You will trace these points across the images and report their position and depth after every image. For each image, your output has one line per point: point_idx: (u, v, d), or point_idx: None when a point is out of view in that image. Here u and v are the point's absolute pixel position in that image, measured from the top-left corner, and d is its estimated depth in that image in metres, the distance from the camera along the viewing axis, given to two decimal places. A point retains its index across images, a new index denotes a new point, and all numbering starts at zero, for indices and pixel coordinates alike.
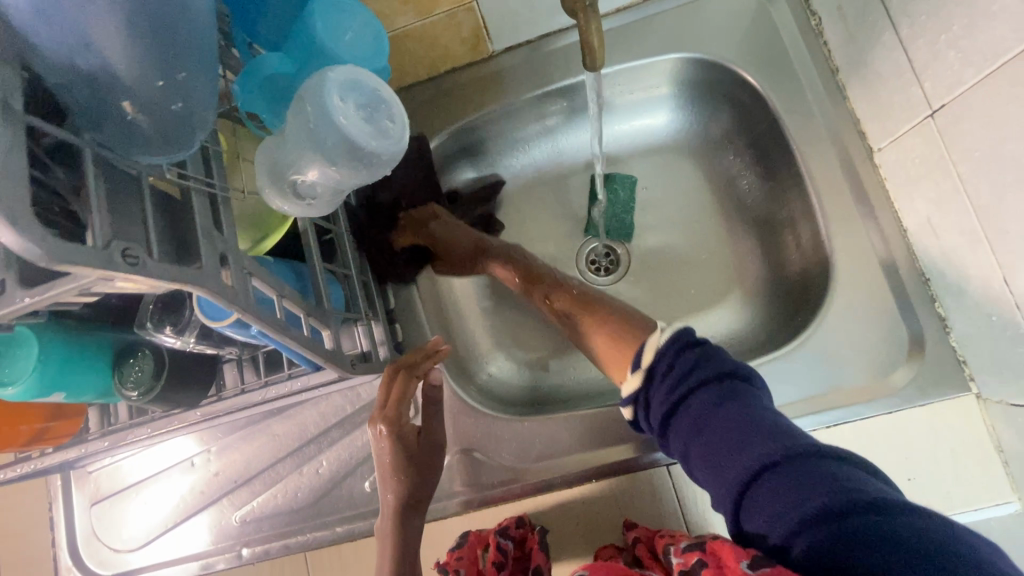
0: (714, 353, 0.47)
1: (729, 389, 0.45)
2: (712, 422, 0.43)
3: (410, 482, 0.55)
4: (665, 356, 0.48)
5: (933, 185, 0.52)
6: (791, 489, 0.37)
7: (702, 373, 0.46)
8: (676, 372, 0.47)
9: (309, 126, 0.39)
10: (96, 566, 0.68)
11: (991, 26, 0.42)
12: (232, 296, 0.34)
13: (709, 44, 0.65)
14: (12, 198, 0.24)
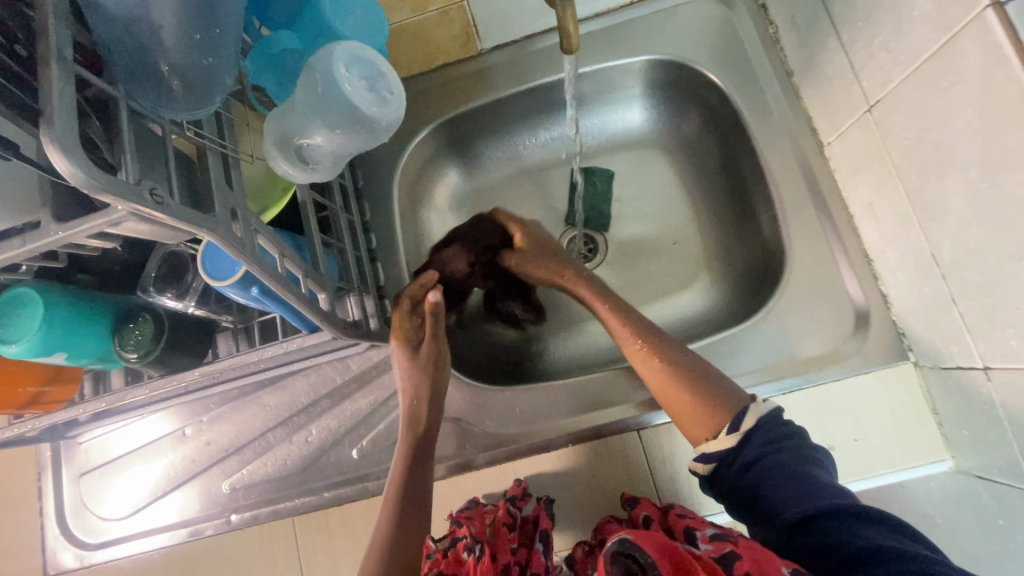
0: (789, 423, 0.53)
1: (793, 449, 0.51)
2: (787, 477, 0.49)
3: (424, 410, 0.63)
4: (760, 427, 0.52)
5: (873, 172, 0.58)
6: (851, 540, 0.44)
7: (778, 435, 0.52)
8: (760, 434, 0.52)
9: (317, 93, 0.42)
10: (84, 534, 0.72)
11: (914, 28, 0.47)
12: (242, 246, 0.41)
13: (679, 48, 0.72)
14: (67, 131, 0.29)
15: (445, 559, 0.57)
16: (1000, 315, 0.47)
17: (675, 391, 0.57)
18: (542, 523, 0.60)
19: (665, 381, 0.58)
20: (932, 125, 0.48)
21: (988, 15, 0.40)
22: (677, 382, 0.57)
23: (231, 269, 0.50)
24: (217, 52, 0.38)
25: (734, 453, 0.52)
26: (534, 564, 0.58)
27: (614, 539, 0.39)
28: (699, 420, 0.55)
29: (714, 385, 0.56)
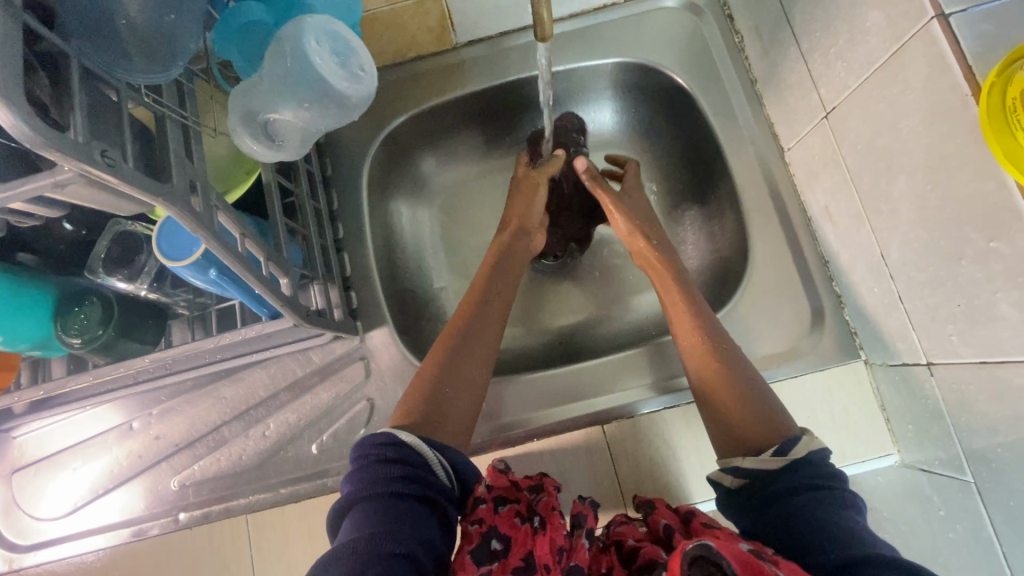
0: (836, 470, 0.48)
1: (838, 498, 0.46)
2: (813, 523, 0.44)
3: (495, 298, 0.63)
4: (810, 464, 0.47)
5: (829, 176, 0.61)
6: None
7: (817, 474, 0.47)
8: (802, 468, 0.47)
9: (285, 66, 0.42)
10: (14, 536, 0.67)
11: (866, 38, 0.50)
12: (198, 219, 0.39)
13: (649, 52, 0.74)
14: (11, 81, 0.27)
15: (500, 514, 0.48)
16: (942, 312, 0.49)
17: (729, 400, 0.54)
18: (586, 520, 0.54)
19: (722, 387, 0.55)
20: (882, 130, 0.51)
21: (933, 25, 0.43)
22: (733, 392, 0.54)
23: (189, 250, 0.49)
24: (180, 12, 0.38)
25: (771, 477, 0.47)
26: (579, 558, 0.49)
27: (695, 544, 0.38)
28: (744, 434, 0.51)
29: (773, 407, 0.53)
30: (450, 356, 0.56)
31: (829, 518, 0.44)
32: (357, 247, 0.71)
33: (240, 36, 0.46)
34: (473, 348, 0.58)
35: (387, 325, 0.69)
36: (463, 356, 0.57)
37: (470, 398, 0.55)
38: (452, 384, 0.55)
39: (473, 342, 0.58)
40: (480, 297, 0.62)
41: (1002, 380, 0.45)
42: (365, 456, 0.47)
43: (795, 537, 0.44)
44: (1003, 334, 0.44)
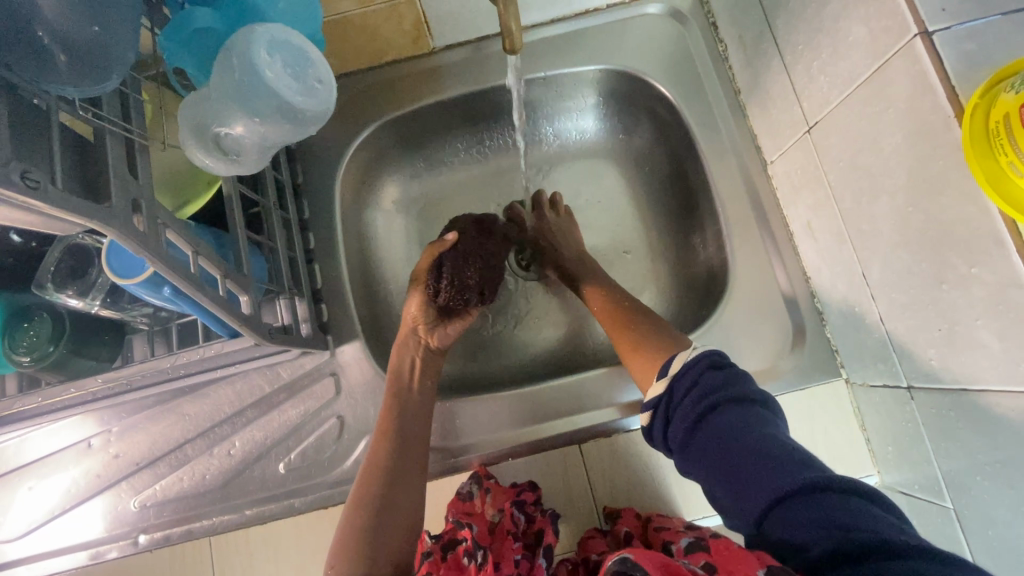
0: (745, 386, 0.50)
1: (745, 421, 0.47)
2: (728, 451, 0.46)
3: (417, 380, 0.62)
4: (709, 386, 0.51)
5: (811, 192, 0.59)
6: (810, 519, 0.39)
7: (718, 383, 0.51)
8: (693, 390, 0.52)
9: (235, 80, 0.40)
10: None
11: (849, 53, 0.49)
12: (139, 239, 0.37)
13: (631, 59, 0.72)
14: None
15: (445, 564, 0.57)
16: (923, 336, 0.48)
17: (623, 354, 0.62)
18: (545, 537, 0.57)
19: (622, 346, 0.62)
20: (864, 148, 0.49)
21: (916, 43, 0.41)
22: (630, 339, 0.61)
23: (141, 266, 0.46)
24: (114, 19, 0.35)
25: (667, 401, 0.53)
26: None
27: (613, 559, 0.41)
28: (642, 367, 0.58)
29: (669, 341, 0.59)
30: (385, 491, 0.55)
31: (744, 433, 0.46)
32: (328, 257, 0.69)
33: (190, 40, 0.44)
34: (413, 455, 0.58)
35: (359, 339, 0.67)
36: (404, 461, 0.57)
37: (414, 513, 0.56)
38: (383, 524, 0.54)
39: (400, 462, 0.57)
40: (414, 410, 0.60)
41: (982, 408, 0.44)
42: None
43: (720, 469, 0.46)
44: (983, 363, 0.43)
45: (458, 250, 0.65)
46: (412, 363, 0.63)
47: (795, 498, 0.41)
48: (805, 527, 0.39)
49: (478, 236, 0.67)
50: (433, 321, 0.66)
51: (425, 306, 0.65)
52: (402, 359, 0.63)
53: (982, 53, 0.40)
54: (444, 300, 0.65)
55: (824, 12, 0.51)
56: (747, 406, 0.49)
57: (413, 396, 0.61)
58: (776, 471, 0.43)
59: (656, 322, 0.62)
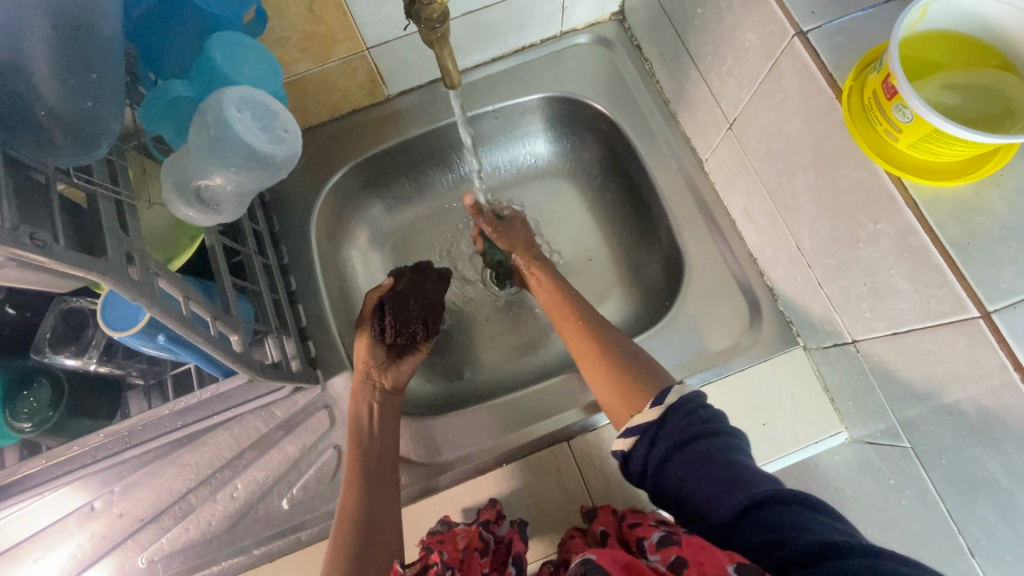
0: (704, 412, 0.53)
1: (721, 445, 0.49)
2: (712, 476, 0.47)
3: (372, 422, 0.64)
4: (684, 409, 0.53)
5: (742, 181, 0.66)
6: (785, 525, 0.43)
7: (691, 416, 0.52)
8: (674, 419, 0.52)
9: (212, 138, 0.46)
10: None
11: (748, 57, 0.56)
12: (135, 287, 0.40)
13: (569, 86, 0.80)
14: None
15: None
16: (854, 292, 0.54)
17: (600, 373, 0.61)
18: (515, 547, 0.56)
19: (598, 365, 0.61)
20: (775, 135, 0.56)
21: (796, 42, 0.48)
22: (614, 372, 0.60)
23: (134, 318, 0.50)
24: (99, 97, 0.41)
25: (656, 427, 0.52)
26: None
27: (578, 561, 0.43)
28: (623, 404, 0.58)
29: (650, 378, 0.59)
30: (361, 541, 0.55)
31: (710, 458, 0.48)
32: (310, 297, 0.73)
33: (165, 109, 0.49)
34: (388, 488, 0.59)
35: (347, 370, 0.70)
36: (379, 496, 0.58)
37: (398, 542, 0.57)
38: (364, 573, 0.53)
39: (373, 509, 0.57)
40: (378, 451, 0.62)
41: (911, 347, 0.49)
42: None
43: (692, 496, 0.48)
44: (904, 306, 0.48)
45: (398, 290, 0.69)
46: (370, 409, 0.64)
47: (764, 507, 0.44)
48: (774, 537, 0.43)
49: (416, 277, 0.71)
50: (384, 362, 0.68)
51: (373, 347, 0.67)
52: (359, 406, 0.64)
53: (849, 44, 0.47)
54: (390, 338, 0.67)
55: (722, 25, 0.58)
56: (712, 429, 0.51)
57: (374, 440, 0.63)
58: (742, 495, 0.45)
59: (635, 353, 0.62)
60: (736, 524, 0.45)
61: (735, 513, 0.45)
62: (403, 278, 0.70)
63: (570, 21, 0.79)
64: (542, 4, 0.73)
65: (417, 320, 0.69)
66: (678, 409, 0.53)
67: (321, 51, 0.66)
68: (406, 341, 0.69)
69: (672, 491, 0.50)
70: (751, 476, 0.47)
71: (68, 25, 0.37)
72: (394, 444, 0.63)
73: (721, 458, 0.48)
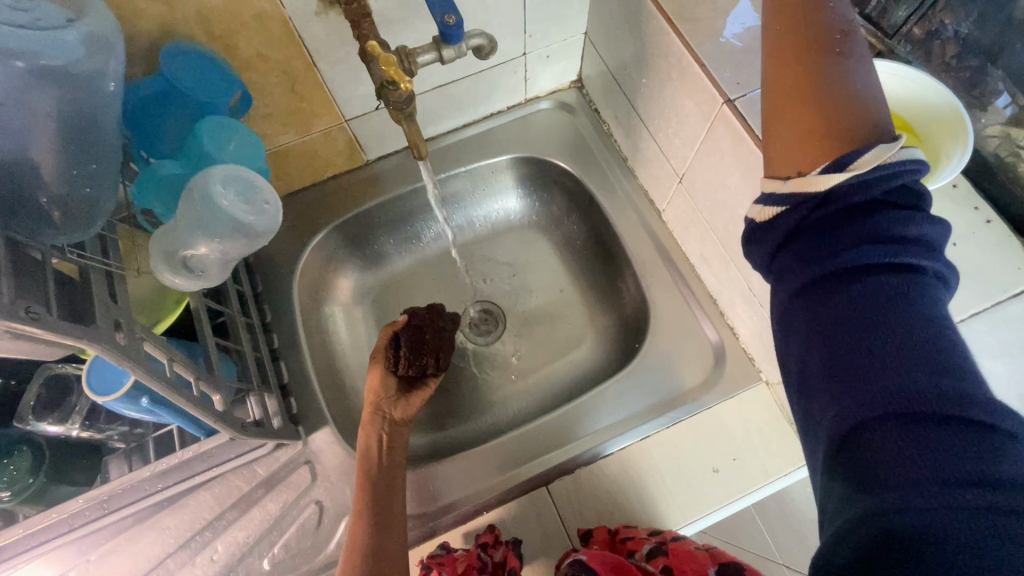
0: (907, 237, 0.36)
1: (895, 297, 0.35)
2: (863, 333, 0.35)
3: (382, 455, 0.64)
4: (876, 242, 0.36)
5: (696, 229, 0.71)
6: (943, 455, 0.31)
7: (883, 258, 0.36)
8: (861, 225, 0.36)
9: (197, 214, 0.51)
10: None
11: (688, 121, 0.62)
12: (121, 351, 0.43)
13: (536, 147, 0.86)
14: None
15: None
16: None
17: (778, 130, 0.41)
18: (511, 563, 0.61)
19: (791, 126, 0.40)
20: (719, 188, 0.61)
21: (725, 109, 0.55)
22: (804, 116, 0.39)
23: (119, 383, 0.52)
24: (96, 182, 0.46)
25: (833, 216, 0.37)
26: None
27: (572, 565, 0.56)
28: (804, 152, 0.39)
29: (858, 140, 0.37)
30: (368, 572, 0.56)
31: (886, 326, 0.35)
32: (292, 353, 0.75)
33: (155, 186, 0.54)
34: (395, 522, 0.60)
35: (329, 425, 0.72)
36: (386, 530, 0.59)
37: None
38: None
39: (377, 545, 0.57)
40: (386, 482, 0.62)
41: None
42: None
43: (827, 352, 0.36)
44: None
45: (413, 324, 0.72)
46: (379, 441, 0.65)
47: (921, 417, 0.32)
48: (914, 461, 0.32)
49: (431, 316, 0.73)
50: (393, 395, 0.69)
51: (386, 382, 0.69)
52: (369, 438, 0.65)
53: None
54: (403, 368, 0.70)
55: (664, 93, 0.65)
56: (912, 282, 0.36)
57: (382, 469, 0.63)
58: (902, 403, 0.33)
59: (838, 62, 0.40)
60: (864, 429, 0.34)
61: (877, 408, 0.33)
62: (421, 312, 0.73)
63: (533, 89, 0.86)
64: (507, 76, 0.81)
65: (430, 352, 0.71)
66: (888, 213, 0.36)
67: (302, 123, 0.71)
68: (416, 373, 0.71)
69: (826, 387, 0.36)
70: (941, 376, 0.33)
71: (71, 126, 0.43)
72: (403, 478, 0.64)
73: (896, 328, 0.34)
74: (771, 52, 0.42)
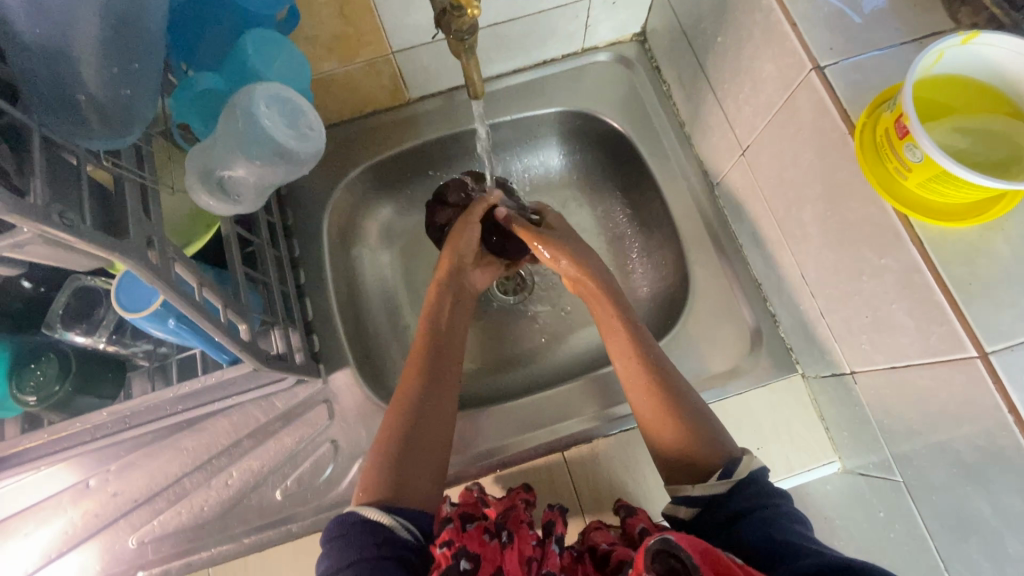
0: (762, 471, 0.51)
1: (769, 515, 0.47)
2: (755, 533, 0.46)
3: (444, 317, 0.68)
4: (750, 484, 0.49)
5: (751, 207, 0.67)
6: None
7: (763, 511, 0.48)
8: (745, 488, 0.49)
9: (238, 132, 0.48)
10: None
11: (764, 87, 0.57)
12: (153, 269, 0.41)
13: (587, 101, 0.81)
14: None
15: (469, 534, 0.49)
16: (855, 324, 0.54)
17: (666, 441, 0.55)
18: (556, 527, 0.54)
19: (675, 436, 0.55)
20: (787, 164, 0.57)
21: (813, 76, 0.49)
22: (674, 434, 0.55)
23: (148, 301, 0.51)
24: (134, 85, 0.42)
25: (722, 503, 0.49)
26: (551, 564, 0.50)
27: (656, 538, 0.41)
28: (693, 458, 0.53)
29: (716, 438, 0.54)
30: (417, 416, 0.58)
31: (768, 528, 0.46)
32: (317, 291, 0.74)
33: (195, 100, 0.51)
34: (447, 377, 0.63)
35: (350, 366, 0.71)
36: (438, 382, 0.61)
37: (445, 431, 0.59)
38: (413, 452, 0.56)
39: (410, 450, 0.56)
40: (446, 339, 0.66)
41: (909, 382, 0.49)
42: (337, 534, 0.49)
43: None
44: (904, 341, 0.48)
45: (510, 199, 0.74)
46: (447, 303, 0.69)
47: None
48: None
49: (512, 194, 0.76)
50: (468, 262, 0.72)
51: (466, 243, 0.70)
52: (438, 297, 0.69)
53: (864, 82, 0.48)
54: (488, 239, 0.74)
55: (742, 54, 0.59)
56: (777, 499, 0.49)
57: (444, 326, 0.67)
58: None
59: (702, 415, 0.56)
60: None
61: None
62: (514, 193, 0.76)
63: (592, 38, 0.80)
64: (567, 20, 0.75)
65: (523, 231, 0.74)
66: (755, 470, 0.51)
67: (347, 52, 0.67)
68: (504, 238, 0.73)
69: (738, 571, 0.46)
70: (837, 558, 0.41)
71: (116, 22, 0.39)
72: (454, 402, 0.62)
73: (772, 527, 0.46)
74: (663, 435, 0.56)
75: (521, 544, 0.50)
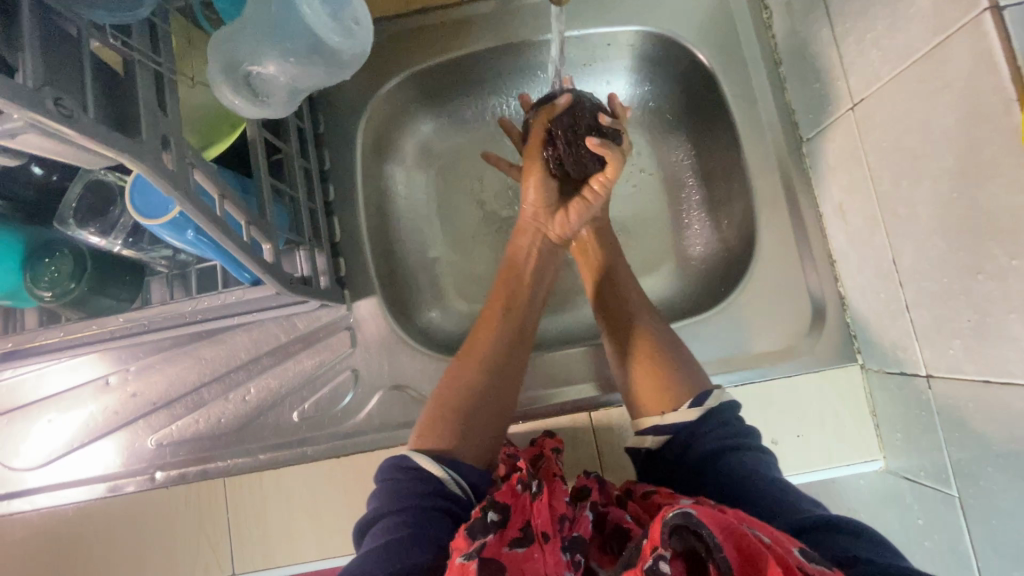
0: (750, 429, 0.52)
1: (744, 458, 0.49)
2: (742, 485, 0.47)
3: (527, 271, 0.64)
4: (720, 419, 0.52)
5: (847, 173, 0.58)
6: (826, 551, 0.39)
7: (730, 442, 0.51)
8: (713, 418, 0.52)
9: (271, 16, 0.41)
10: None
11: (908, 27, 0.46)
12: (167, 176, 0.35)
13: (670, 22, 0.69)
14: None
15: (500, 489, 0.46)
16: (950, 326, 0.48)
17: (637, 373, 0.57)
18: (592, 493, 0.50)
19: (641, 367, 0.57)
20: (910, 128, 0.47)
21: (985, 18, 0.39)
22: (648, 365, 0.57)
23: (165, 210, 0.46)
24: None
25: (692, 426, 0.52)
26: (585, 528, 0.45)
27: (675, 512, 0.36)
28: (662, 386, 0.55)
29: (689, 369, 0.56)
30: (484, 373, 0.57)
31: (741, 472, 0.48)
32: (346, 211, 0.68)
33: None
34: (519, 335, 0.60)
35: (375, 296, 0.67)
36: (512, 341, 0.59)
37: (511, 393, 0.57)
38: (478, 408, 0.54)
39: (477, 403, 0.54)
40: (524, 298, 0.63)
41: (1002, 400, 0.44)
42: (391, 477, 0.49)
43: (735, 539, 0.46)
44: (1011, 355, 0.42)
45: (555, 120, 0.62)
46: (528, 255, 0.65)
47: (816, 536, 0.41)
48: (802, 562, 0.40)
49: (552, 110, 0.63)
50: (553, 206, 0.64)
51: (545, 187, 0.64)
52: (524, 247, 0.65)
53: None
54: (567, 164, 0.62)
55: None
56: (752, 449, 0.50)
57: (524, 284, 0.63)
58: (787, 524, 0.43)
59: (676, 347, 0.58)
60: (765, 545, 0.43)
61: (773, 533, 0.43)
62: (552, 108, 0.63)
63: None
64: None
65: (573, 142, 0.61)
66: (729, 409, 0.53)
67: None
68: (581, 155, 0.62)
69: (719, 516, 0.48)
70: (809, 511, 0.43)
71: None
72: (523, 364, 0.60)
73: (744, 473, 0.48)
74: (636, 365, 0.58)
75: (553, 500, 0.45)
